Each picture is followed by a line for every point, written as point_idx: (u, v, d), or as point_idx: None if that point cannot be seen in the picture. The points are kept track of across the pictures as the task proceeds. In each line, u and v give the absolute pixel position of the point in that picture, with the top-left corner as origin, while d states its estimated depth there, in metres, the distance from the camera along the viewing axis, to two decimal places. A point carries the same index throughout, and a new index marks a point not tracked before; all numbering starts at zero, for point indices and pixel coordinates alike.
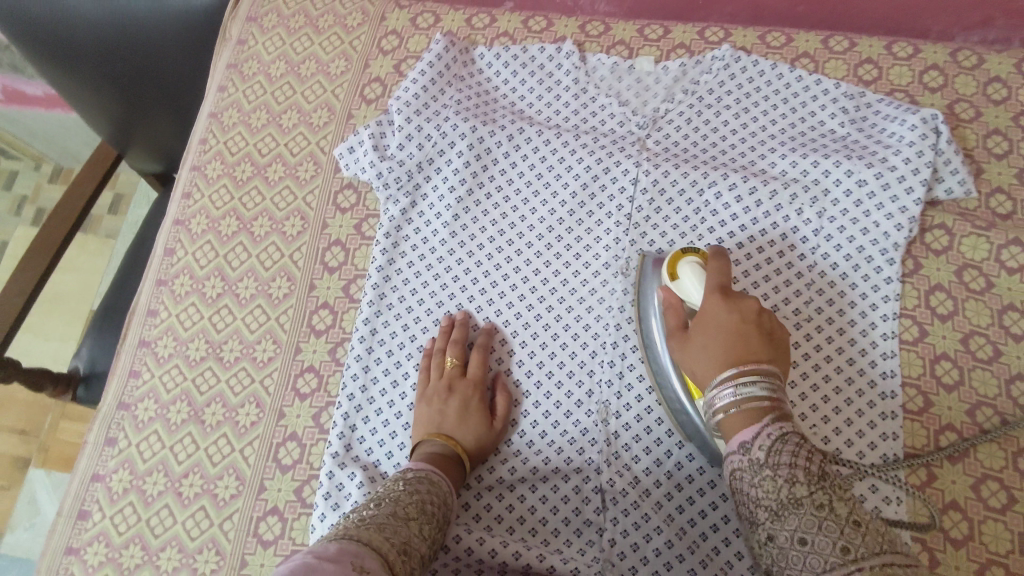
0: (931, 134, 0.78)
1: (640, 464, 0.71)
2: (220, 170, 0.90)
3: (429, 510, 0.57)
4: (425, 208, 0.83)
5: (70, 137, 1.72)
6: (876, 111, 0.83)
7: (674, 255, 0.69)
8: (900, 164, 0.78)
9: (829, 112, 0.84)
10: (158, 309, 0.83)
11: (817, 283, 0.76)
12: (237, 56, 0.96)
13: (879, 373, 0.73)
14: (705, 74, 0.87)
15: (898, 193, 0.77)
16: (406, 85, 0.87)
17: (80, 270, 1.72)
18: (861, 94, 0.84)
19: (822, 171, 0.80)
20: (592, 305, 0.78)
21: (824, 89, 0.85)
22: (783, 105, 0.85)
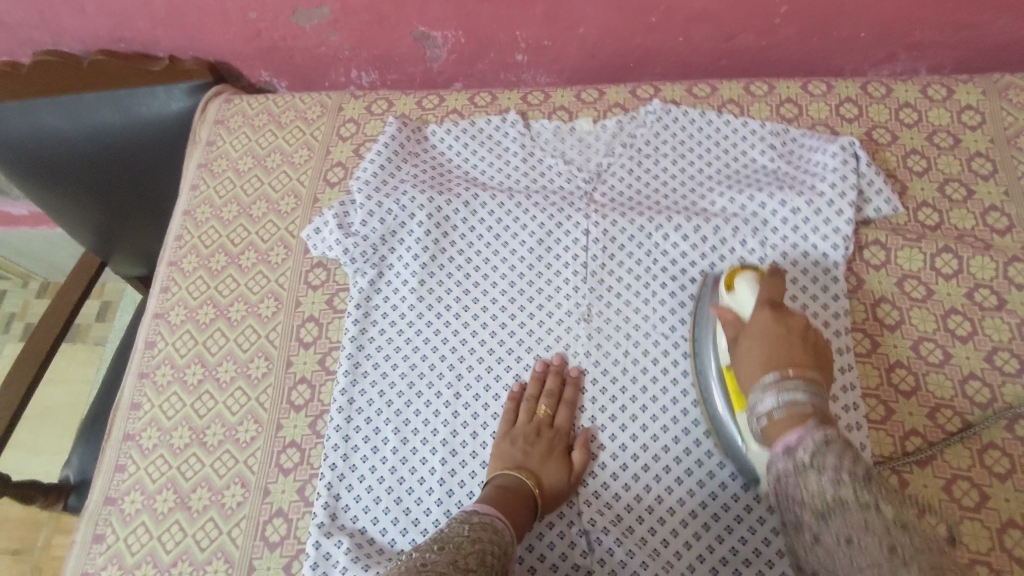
0: (851, 159, 0.85)
1: (621, 501, 0.73)
2: (196, 262, 0.94)
3: (490, 560, 0.56)
4: (392, 277, 0.88)
5: (56, 254, 1.80)
6: (801, 145, 0.89)
7: (732, 272, 0.75)
8: (828, 190, 0.84)
9: (758, 149, 0.90)
10: (141, 402, 0.86)
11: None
12: (208, 156, 1.02)
13: (840, 387, 0.76)
14: (641, 128, 0.94)
15: (829, 216, 0.83)
16: (364, 166, 0.93)
17: (69, 380, 1.74)
18: (785, 131, 0.91)
19: (758, 204, 0.85)
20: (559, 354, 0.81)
21: (751, 130, 0.91)
22: (715, 148, 0.91)
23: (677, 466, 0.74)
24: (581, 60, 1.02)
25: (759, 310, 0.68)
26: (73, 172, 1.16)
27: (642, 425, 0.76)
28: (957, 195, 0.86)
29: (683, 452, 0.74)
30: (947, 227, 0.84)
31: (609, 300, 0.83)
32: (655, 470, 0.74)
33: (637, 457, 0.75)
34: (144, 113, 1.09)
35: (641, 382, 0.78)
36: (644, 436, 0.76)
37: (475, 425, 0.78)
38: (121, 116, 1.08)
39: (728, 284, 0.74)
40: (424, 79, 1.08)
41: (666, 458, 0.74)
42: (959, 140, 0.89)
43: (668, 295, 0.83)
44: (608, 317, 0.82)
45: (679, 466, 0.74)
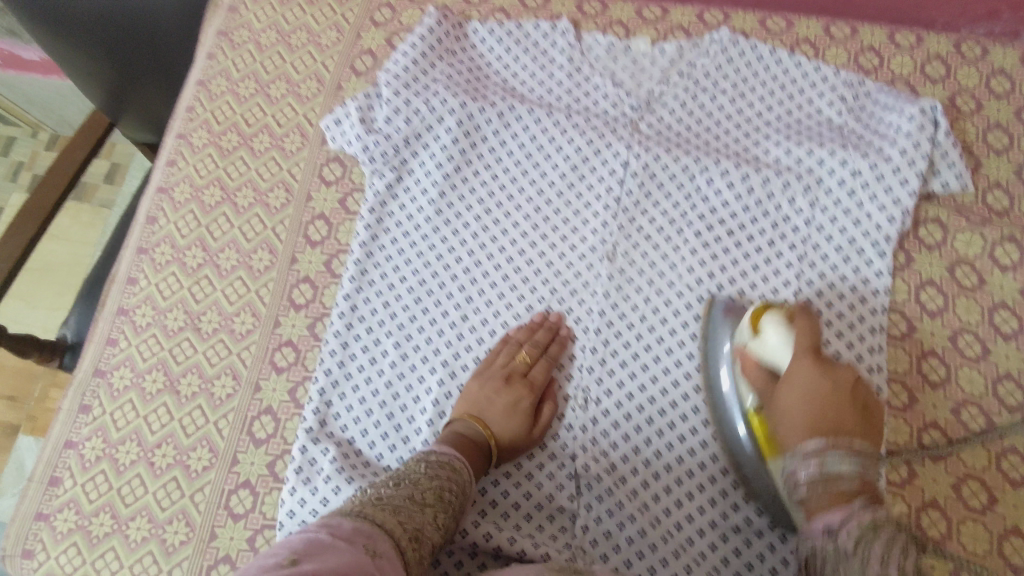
0: (928, 125, 0.77)
1: (617, 451, 0.71)
2: (206, 138, 0.88)
3: (446, 499, 0.56)
4: (411, 184, 0.82)
5: (65, 107, 1.73)
6: (875, 101, 0.81)
7: (758, 308, 0.66)
8: (895, 156, 0.76)
9: (826, 100, 0.82)
10: (138, 278, 0.82)
11: (807, 274, 0.75)
12: (229, 23, 0.94)
13: (867, 367, 0.71)
14: (702, 57, 0.85)
15: (892, 185, 0.76)
16: (395, 60, 0.85)
17: (72, 240, 1.72)
18: (860, 83, 0.82)
19: (817, 160, 0.78)
20: (576, 291, 0.77)
21: (823, 77, 0.83)
22: (780, 92, 0.83)
23: (681, 424, 0.71)
24: None
25: (799, 358, 0.61)
26: (83, 22, 1.08)
27: (651, 376, 0.73)
28: None
29: (690, 411, 0.71)
30: (1016, 214, 0.77)
31: (637, 241, 0.78)
32: (657, 425, 0.71)
33: (641, 409, 0.72)
34: None
35: (658, 333, 0.74)
36: (651, 388, 0.72)
37: (478, 350, 0.75)
38: None
39: (752, 325, 0.65)
40: None
41: (671, 414, 0.71)
42: None
43: (701, 246, 0.77)
44: (632, 259, 0.77)
45: (683, 423, 0.71)
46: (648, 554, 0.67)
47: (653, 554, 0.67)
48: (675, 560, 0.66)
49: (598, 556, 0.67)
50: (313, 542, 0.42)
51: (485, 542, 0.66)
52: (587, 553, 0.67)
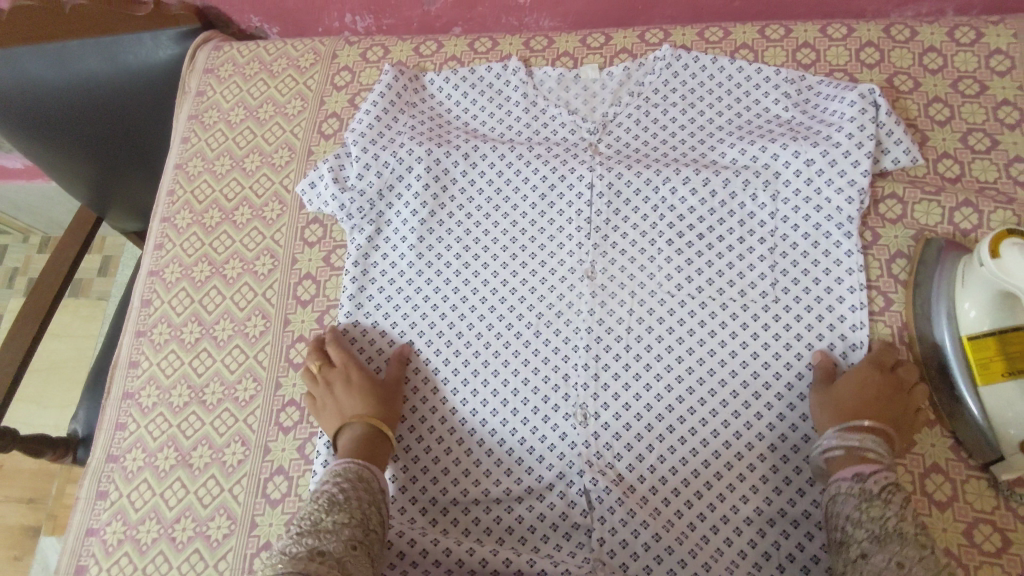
0: (870, 108, 0.80)
1: (622, 461, 0.73)
2: (189, 218, 0.92)
3: (359, 514, 0.63)
4: (391, 234, 0.85)
5: (53, 207, 1.78)
6: (818, 92, 0.85)
7: (996, 235, 0.66)
8: (844, 140, 0.79)
9: (772, 97, 0.86)
10: (140, 360, 0.85)
11: (780, 264, 0.78)
12: (198, 107, 0.99)
13: (849, 345, 0.74)
14: (649, 76, 0.89)
15: (845, 168, 0.78)
16: (359, 121, 0.89)
17: (73, 334, 1.76)
18: (802, 78, 0.86)
19: (771, 155, 0.81)
20: (562, 313, 0.79)
21: (765, 77, 0.87)
22: (727, 96, 0.87)
23: (680, 426, 0.73)
24: (586, 3, 0.96)
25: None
26: (61, 125, 1.13)
27: (643, 383, 0.75)
28: (981, 145, 0.82)
29: (686, 412, 0.73)
30: (968, 179, 0.80)
31: (614, 257, 0.81)
32: (657, 430, 0.73)
33: (640, 416, 0.74)
34: (131, 62, 1.05)
35: (644, 341, 0.77)
36: (646, 395, 0.74)
37: (476, 382, 0.78)
38: (108, 65, 1.04)
39: (990, 248, 0.66)
40: (421, 24, 1.02)
41: (668, 418, 0.73)
42: (985, 87, 0.84)
43: (675, 252, 0.80)
44: (611, 273, 0.80)
45: (681, 425, 0.73)
46: (665, 557, 0.69)
47: (671, 557, 0.69)
48: (692, 560, 0.68)
49: (618, 566, 0.69)
50: None
51: (506, 566, 0.68)
52: (606, 564, 0.69)
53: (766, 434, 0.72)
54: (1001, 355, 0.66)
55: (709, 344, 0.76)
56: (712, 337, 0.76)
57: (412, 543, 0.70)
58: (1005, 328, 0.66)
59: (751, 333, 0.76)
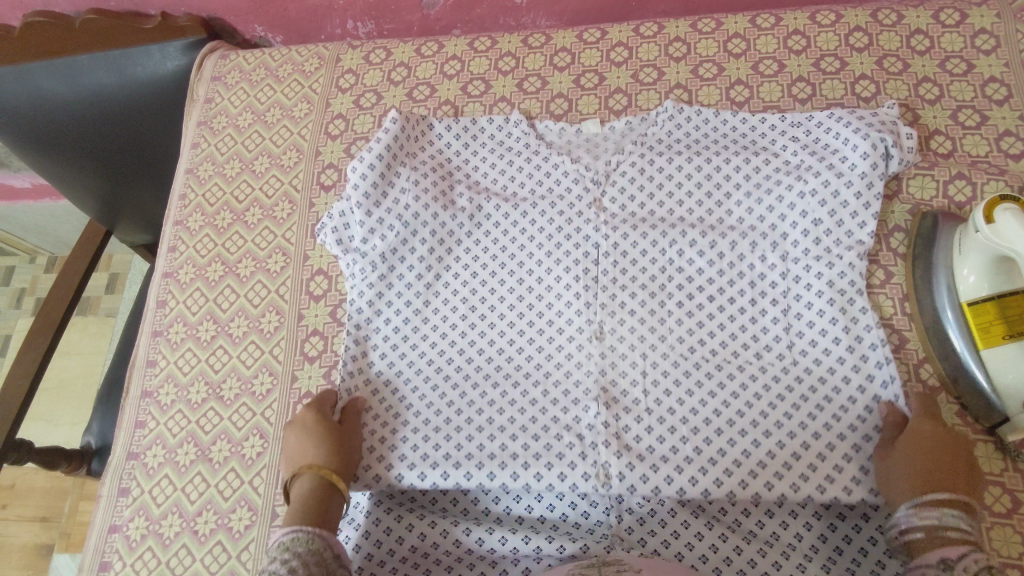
0: (881, 162, 0.76)
1: (635, 451, 0.72)
2: (201, 221, 0.94)
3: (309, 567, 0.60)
4: (398, 284, 0.82)
5: (60, 226, 1.81)
6: (828, 131, 0.81)
7: (991, 200, 0.68)
8: (851, 198, 0.77)
9: (790, 148, 0.82)
10: (157, 359, 0.86)
11: (793, 310, 0.75)
12: (207, 113, 1.01)
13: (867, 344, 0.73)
14: (652, 128, 0.87)
15: (851, 214, 0.77)
16: (359, 163, 0.84)
17: (82, 352, 1.77)
18: (810, 119, 0.82)
19: (777, 155, 0.81)
20: (570, 371, 0.77)
21: (772, 124, 0.84)
22: (728, 123, 0.85)
23: (701, 477, 0.70)
24: (582, 1, 0.99)
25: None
26: (71, 139, 1.16)
27: (660, 437, 0.72)
28: (971, 121, 0.84)
29: (702, 399, 0.73)
30: (960, 154, 0.83)
31: (623, 314, 0.78)
32: (672, 420, 0.73)
33: (656, 404, 0.74)
34: (140, 75, 1.07)
35: (657, 329, 0.77)
36: (662, 449, 0.72)
37: (484, 440, 0.74)
38: (117, 78, 1.07)
39: (984, 214, 0.67)
40: (422, 28, 1.05)
41: (688, 470, 0.70)
42: (972, 65, 0.86)
43: (685, 309, 0.77)
44: (620, 332, 0.77)
45: (702, 477, 0.70)
46: (683, 531, 0.71)
47: (689, 531, 0.71)
48: (710, 532, 0.70)
49: (636, 541, 0.71)
50: None
51: (525, 544, 0.70)
52: (624, 539, 0.71)
53: (800, 485, 0.68)
54: (999, 318, 0.68)
55: (723, 397, 0.73)
56: (724, 392, 0.73)
57: (432, 524, 0.73)
58: (1003, 292, 0.68)
59: (767, 388, 0.73)
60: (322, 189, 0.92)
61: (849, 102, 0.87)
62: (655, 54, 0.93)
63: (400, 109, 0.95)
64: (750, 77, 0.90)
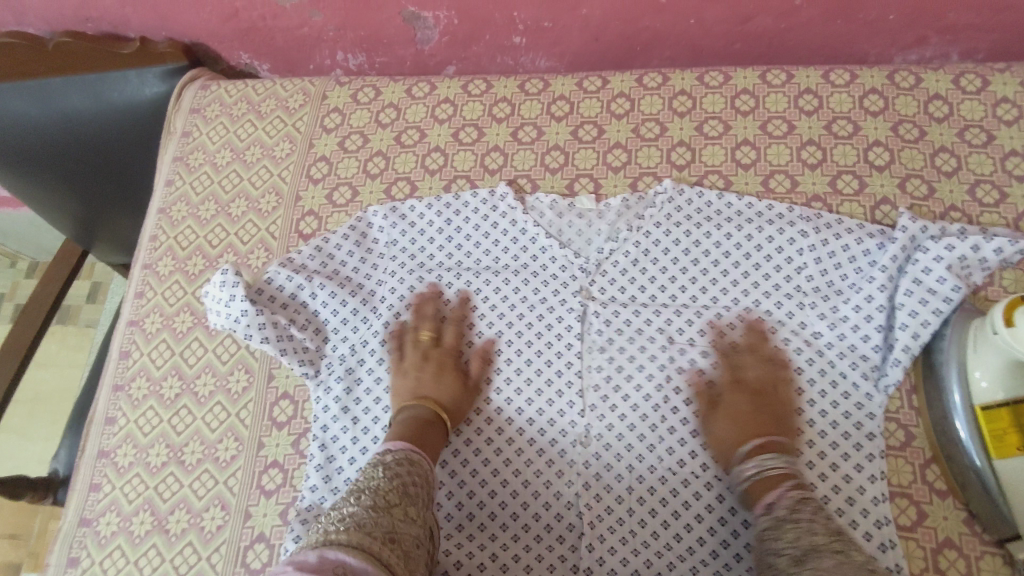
0: (892, 271, 0.74)
1: (615, 556, 0.68)
2: (172, 266, 0.89)
3: (412, 493, 0.59)
4: (368, 379, 0.77)
5: (42, 235, 1.76)
6: (837, 231, 0.78)
7: (1010, 301, 0.63)
8: (852, 312, 0.74)
9: (797, 246, 0.78)
10: (116, 416, 0.81)
11: (796, 422, 0.71)
12: (183, 148, 0.96)
13: (864, 454, 0.69)
14: (649, 209, 0.82)
15: (857, 320, 0.74)
16: (283, 269, 0.81)
17: (60, 366, 1.72)
18: (817, 215, 0.79)
19: (775, 248, 0.78)
20: (547, 479, 0.72)
21: (778, 212, 0.80)
22: (730, 204, 0.81)
23: None
24: (584, 44, 0.94)
25: None
26: (44, 160, 1.10)
27: (634, 551, 0.68)
28: (990, 198, 0.79)
29: (692, 497, 0.70)
30: None
31: (610, 421, 0.73)
32: (662, 516, 0.69)
33: (643, 501, 0.70)
34: (117, 100, 1.02)
35: (649, 420, 0.73)
36: (646, 574, 0.68)
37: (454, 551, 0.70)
38: (93, 102, 1.02)
39: (1004, 316, 0.62)
40: (415, 64, 1.00)
41: None
42: (992, 136, 0.81)
43: (678, 419, 0.72)
44: (603, 441, 0.72)
45: None
46: None
47: None
48: None
49: None
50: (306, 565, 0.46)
51: None
52: None
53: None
54: (1014, 427, 0.63)
55: (710, 521, 0.68)
56: (712, 513, 0.69)
57: None
58: (1019, 399, 0.63)
59: None
60: (300, 238, 0.87)
61: (861, 170, 0.82)
62: (658, 108, 0.88)
63: (387, 153, 0.90)
64: (758, 137, 0.85)
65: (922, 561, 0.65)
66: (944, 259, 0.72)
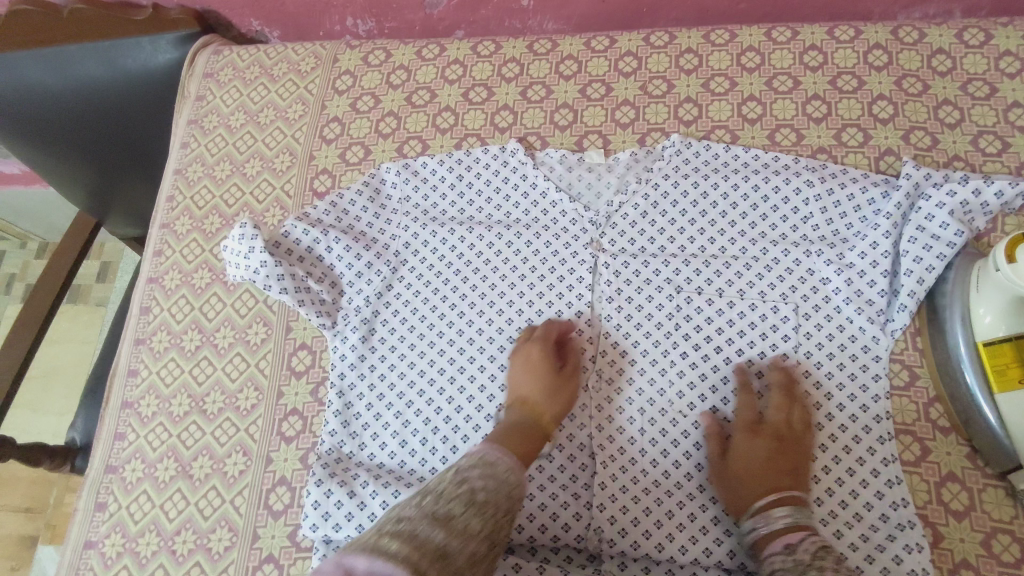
0: (897, 219, 0.75)
1: (627, 494, 0.71)
2: (189, 225, 0.90)
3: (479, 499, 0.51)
4: (385, 330, 0.80)
5: (51, 213, 1.77)
6: (843, 182, 0.79)
7: (1012, 239, 0.65)
8: (858, 259, 0.76)
9: (803, 196, 0.79)
10: (138, 369, 0.83)
11: (802, 365, 0.73)
12: (198, 111, 0.98)
13: (869, 395, 0.71)
14: (658, 163, 0.83)
15: (864, 266, 0.75)
16: (299, 223, 0.83)
17: (72, 341, 1.74)
18: (823, 166, 0.81)
19: (782, 198, 0.80)
20: (560, 424, 0.75)
21: (784, 165, 0.82)
22: (737, 157, 0.83)
23: (692, 545, 0.69)
24: (591, 5, 0.95)
25: None
26: (57, 130, 1.12)
27: (644, 491, 0.71)
28: (992, 148, 0.80)
29: (702, 438, 0.72)
30: None
31: (622, 366, 0.76)
32: (674, 456, 0.72)
33: (655, 442, 0.73)
34: (129, 66, 1.03)
35: (659, 365, 0.75)
36: (658, 510, 0.70)
37: None
38: (106, 69, 1.03)
39: (1007, 253, 0.64)
40: (424, 28, 1.01)
41: (681, 537, 0.69)
42: (995, 89, 0.83)
43: (689, 363, 0.75)
44: (615, 386, 0.75)
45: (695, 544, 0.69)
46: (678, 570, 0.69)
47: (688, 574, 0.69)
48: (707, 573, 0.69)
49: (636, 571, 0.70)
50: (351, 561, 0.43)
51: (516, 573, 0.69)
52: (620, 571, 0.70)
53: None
54: (1016, 361, 0.65)
55: None
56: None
57: None
58: (1020, 335, 0.65)
59: None
60: (315, 196, 0.88)
61: (866, 123, 0.83)
62: (665, 66, 0.89)
63: (398, 113, 0.92)
64: (764, 93, 0.86)
65: (925, 494, 0.68)
66: (947, 206, 0.73)
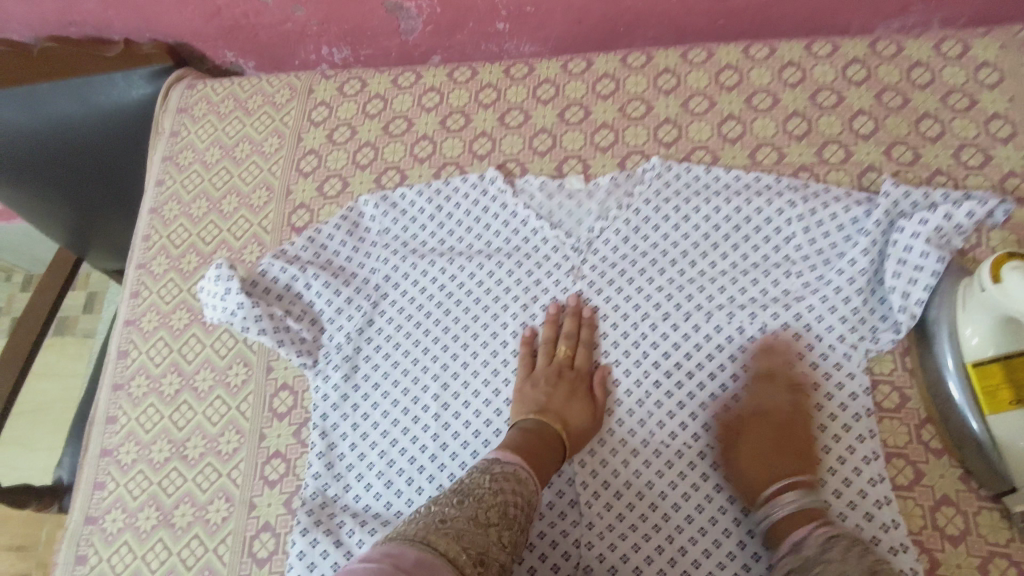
0: (878, 238, 0.74)
1: (616, 528, 0.70)
2: (166, 264, 0.89)
3: (511, 514, 0.54)
4: (367, 366, 0.78)
5: (35, 246, 1.75)
6: (824, 200, 0.78)
7: (996, 258, 0.64)
8: (840, 280, 0.75)
9: (785, 216, 0.78)
10: (117, 415, 0.82)
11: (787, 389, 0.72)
12: (173, 147, 0.97)
13: (852, 415, 0.70)
14: (638, 186, 0.82)
15: (846, 287, 0.74)
16: (276, 260, 0.82)
17: (60, 375, 1.72)
18: (805, 185, 0.80)
19: (763, 219, 0.79)
20: None
21: (766, 185, 0.81)
22: (718, 178, 0.82)
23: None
24: (567, 27, 0.94)
25: None
26: (35, 168, 1.10)
27: (631, 526, 0.70)
28: (975, 161, 0.79)
29: (689, 466, 0.71)
30: None
31: (609, 396, 0.75)
32: (663, 486, 0.71)
33: (641, 472, 0.71)
34: (104, 103, 1.02)
35: (645, 393, 0.74)
36: (647, 545, 0.68)
37: None
38: (81, 108, 1.01)
39: (992, 273, 0.63)
40: (400, 54, 1.00)
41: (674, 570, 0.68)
42: (975, 100, 0.82)
43: (673, 391, 0.74)
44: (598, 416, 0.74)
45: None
46: None
47: None
48: None
49: None
50: (396, 553, 0.45)
51: None
52: None
53: None
54: (1006, 382, 0.64)
55: (707, 488, 0.70)
56: (707, 481, 0.70)
57: None
58: (1011, 354, 0.64)
59: None
60: (292, 231, 0.87)
61: (847, 140, 0.82)
62: (643, 87, 0.88)
63: (375, 144, 0.90)
64: (743, 111, 0.85)
65: (920, 520, 0.66)
66: (922, 234, 0.72)
